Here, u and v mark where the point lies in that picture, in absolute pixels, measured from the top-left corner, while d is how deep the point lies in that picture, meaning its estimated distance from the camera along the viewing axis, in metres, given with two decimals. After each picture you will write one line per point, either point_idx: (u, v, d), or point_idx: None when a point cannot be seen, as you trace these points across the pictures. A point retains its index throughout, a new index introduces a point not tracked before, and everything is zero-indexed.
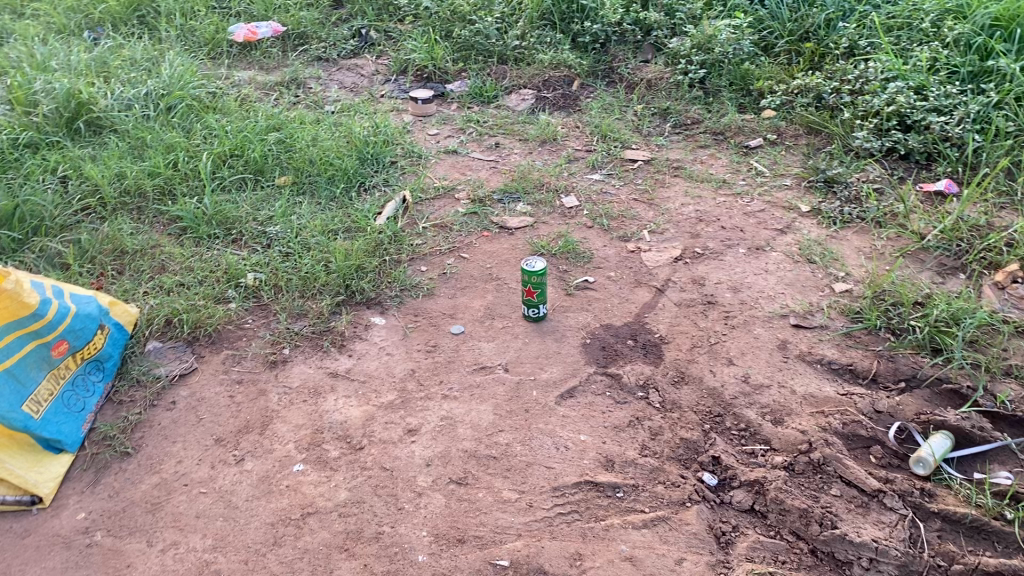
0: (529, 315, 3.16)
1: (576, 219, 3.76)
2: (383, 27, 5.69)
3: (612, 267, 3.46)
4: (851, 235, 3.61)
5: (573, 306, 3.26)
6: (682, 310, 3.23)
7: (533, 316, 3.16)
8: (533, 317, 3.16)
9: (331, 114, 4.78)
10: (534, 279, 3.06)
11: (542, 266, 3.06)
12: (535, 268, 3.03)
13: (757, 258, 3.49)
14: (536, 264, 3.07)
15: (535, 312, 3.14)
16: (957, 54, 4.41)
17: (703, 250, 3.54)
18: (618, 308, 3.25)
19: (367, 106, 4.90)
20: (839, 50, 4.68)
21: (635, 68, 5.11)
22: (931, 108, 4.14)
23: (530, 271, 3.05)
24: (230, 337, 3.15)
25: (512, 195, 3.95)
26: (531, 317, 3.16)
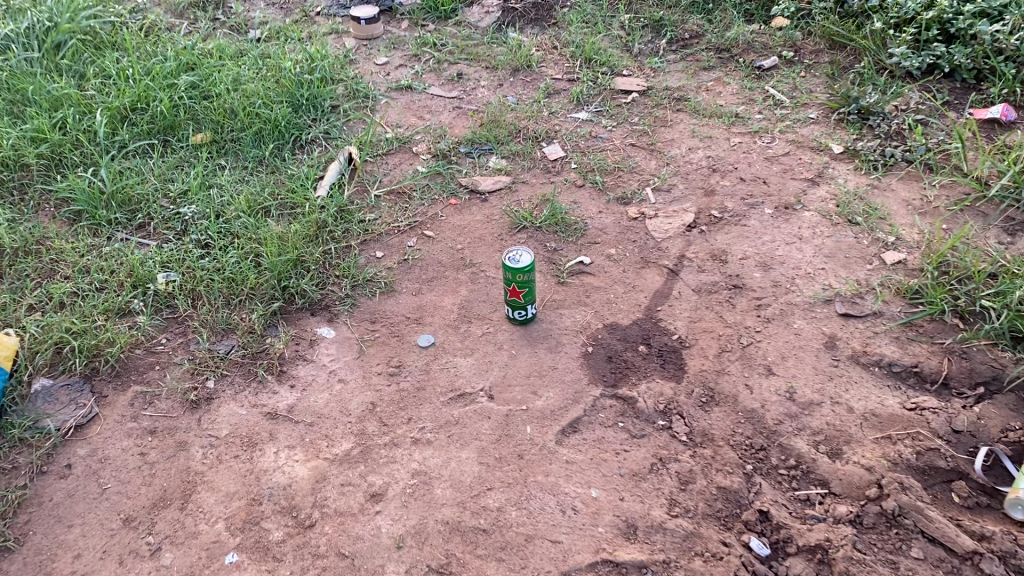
0: (515, 318, 2.54)
1: (562, 176, 3.08)
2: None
3: (612, 243, 2.82)
4: (897, 184, 2.97)
5: (568, 301, 2.63)
6: (703, 299, 2.61)
7: (522, 319, 2.54)
8: (519, 320, 2.54)
9: (257, 43, 3.97)
10: (520, 277, 2.43)
11: (529, 259, 2.43)
12: (519, 266, 2.41)
13: (787, 221, 2.86)
14: (520, 255, 2.45)
15: (525, 315, 2.53)
16: None
17: (720, 213, 2.90)
18: (625, 301, 2.62)
19: (300, 30, 4.08)
20: None
21: None
22: (978, 12, 3.42)
23: (513, 271, 2.42)
24: (139, 366, 2.49)
25: (481, 146, 3.25)
26: (519, 320, 2.55)
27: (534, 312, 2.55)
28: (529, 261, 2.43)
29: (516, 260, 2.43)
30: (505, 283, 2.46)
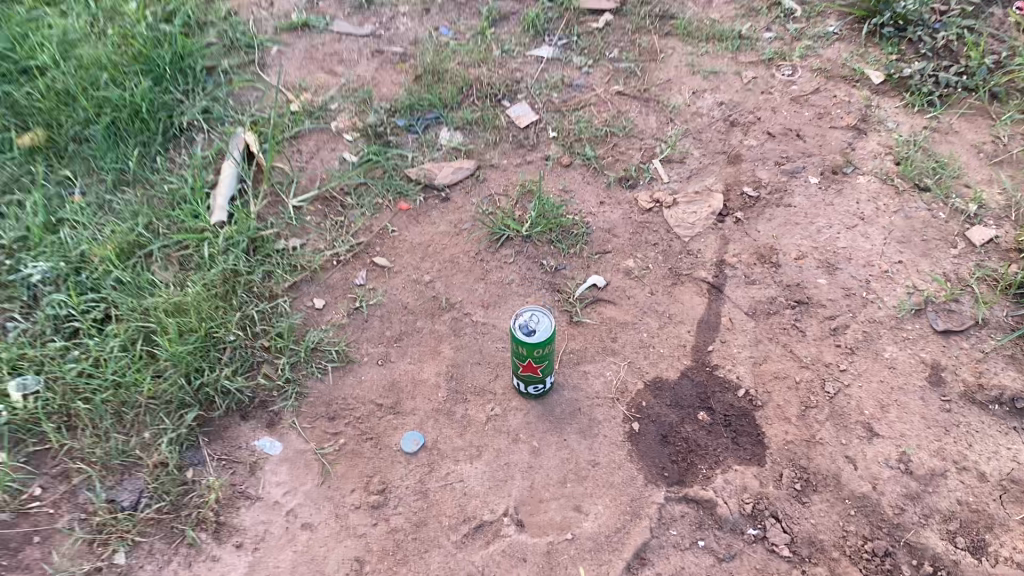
0: (525, 390, 1.88)
1: (541, 152, 2.35)
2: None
3: (627, 251, 2.14)
4: (960, 125, 2.37)
5: (591, 352, 1.97)
6: (763, 328, 2.00)
7: (537, 391, 1.88)
8: (533, 394, 1.88)
9: None
10: (537, 352, 1.74)
11: (549, 326, 1.74)
12: (538, 341, 1.71)
13: (840, 193, 2.23)
14: (535, 319, 1.75)
15: (541, 386, 1.86)
16: None
17: (756, 189, 2.24)
18: (664, 343, 1.98)
19: None
20: None
21: None
22: None
23: (529, 348, 1.72)
24: (8, 541, 1.69)
25: (424, 114, 2.46)
26: (530, 393, 1.88)
27: (552, 378, 1.89)
28: (550, 330, 1.73)
29: (530, 330, 1.73)
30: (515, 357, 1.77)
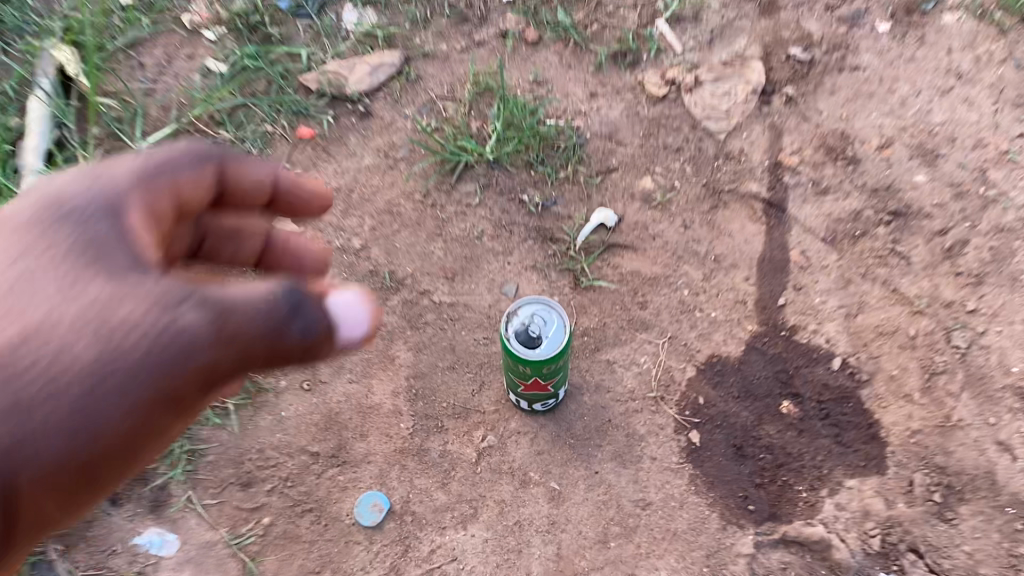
0: (523, 407, 1.28)
1: (494, 27, 1.64)
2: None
3: (640, 165, 1.48)
4: None
5: (612, 331, 1.36)
6: (850, 261, 1.39)
7: (541, 408, 1.27)
8: (538, 411, 1.28)
9: None
10: (547, 368, 1.13)
11: (563, 331, 1.11)
12: (542, 358, 1.10)
13: (923, 41, 1.57)
14: (539, 318, 1.12)
15: (548, 403, 1.26)
16: None
17: (806, 50, 1.58)
18: (714, 303, 1.37)
19: None
20: None
21: None
22: None
23: (528, 367, 1.11)
24: None
25: None
26: (530, 410, 1.28)
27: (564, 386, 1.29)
28: (564, 339, 1.11)
29: (530, 338, 1.11)
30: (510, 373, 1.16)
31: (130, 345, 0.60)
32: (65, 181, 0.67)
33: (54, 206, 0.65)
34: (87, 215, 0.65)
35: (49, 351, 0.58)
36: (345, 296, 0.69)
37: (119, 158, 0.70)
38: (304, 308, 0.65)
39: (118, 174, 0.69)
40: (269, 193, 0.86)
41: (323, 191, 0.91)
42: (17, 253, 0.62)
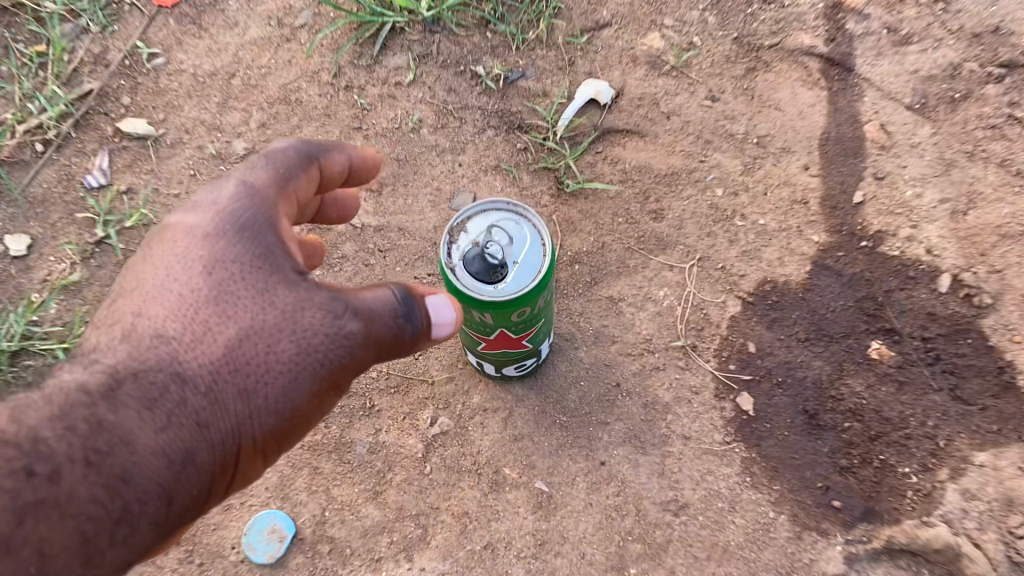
0: (488, 372, 0.86)
1: None
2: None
3: (640, 16, 1.05)
4: None
5: (615, 254, 0.94)
6: (951, 133, 0.96)
7: (517, 373, 0.86)
8: (512, 376, 0.86)
9: None
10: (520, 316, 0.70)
11: (540, 255, 0.69)
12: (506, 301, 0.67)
13: None
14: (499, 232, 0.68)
15: (528, 364, 0.84)
16: None
17: None
18: (759, 205, 0.95)
19: None
20: None
21: None
22: None
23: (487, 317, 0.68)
24: None
25: None
26: (500, 377, 0.86)
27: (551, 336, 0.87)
28: (543, 267, 0.68)
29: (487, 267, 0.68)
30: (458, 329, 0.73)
31: (282, 359, 0.51)
32: (197, 206, 0.54)
33: (190, 236, 0.52)
34: (243, 244, 0.52)
35: (235, 381, 0.50)
36: (434, 306, 0.58)
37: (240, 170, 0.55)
38: (410, 313, 0.56)
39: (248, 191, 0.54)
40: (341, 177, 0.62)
41: (379, 162, 0.65)
42: (175, 338, 0.49)
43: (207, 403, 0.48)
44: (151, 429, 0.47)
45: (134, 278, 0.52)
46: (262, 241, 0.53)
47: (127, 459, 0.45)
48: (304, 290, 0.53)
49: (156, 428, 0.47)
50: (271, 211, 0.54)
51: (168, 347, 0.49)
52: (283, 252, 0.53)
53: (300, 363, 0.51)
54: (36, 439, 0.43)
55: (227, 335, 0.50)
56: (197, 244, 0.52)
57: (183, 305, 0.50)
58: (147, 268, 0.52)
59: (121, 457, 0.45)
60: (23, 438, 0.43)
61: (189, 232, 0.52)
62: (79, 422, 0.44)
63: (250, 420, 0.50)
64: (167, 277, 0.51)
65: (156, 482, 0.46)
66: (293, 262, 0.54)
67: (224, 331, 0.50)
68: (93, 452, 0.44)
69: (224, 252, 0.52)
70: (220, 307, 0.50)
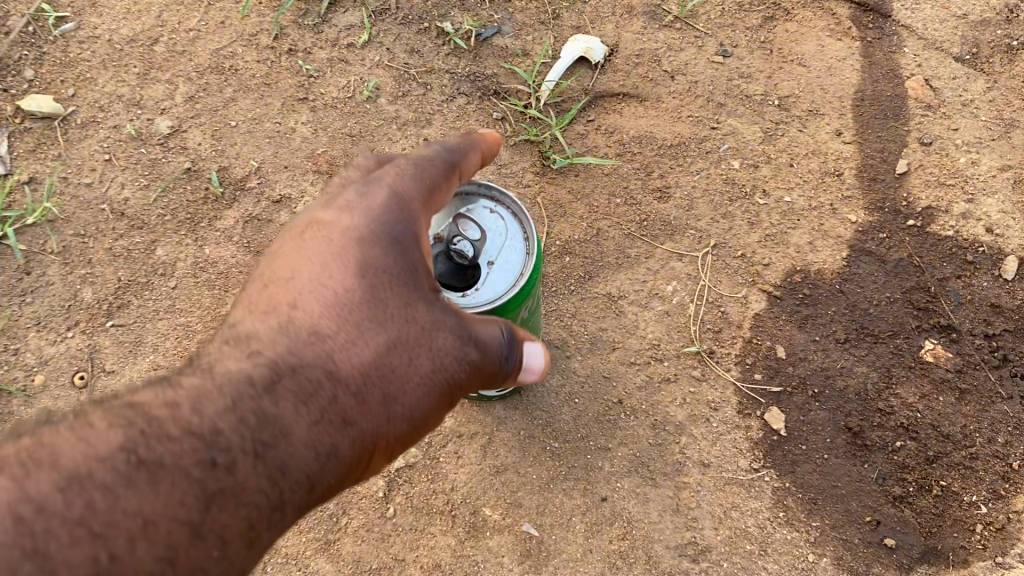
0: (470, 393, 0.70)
1: None
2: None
3: None
4: None
5: (613, 242, 0.78)
6: (1011, 87, 0.81)
7: (501, 394, 0.70)
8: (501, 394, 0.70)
9: None
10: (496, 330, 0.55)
11: (522, 256, 0.52)
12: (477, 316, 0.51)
13: None
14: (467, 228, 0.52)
15: (515, 384, 0.69)
16: None
17: None
18: (784, 179, 0.79)
19: None
20: None
21: None
22: None
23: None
24: None
25: None
26: (481, 397, 0.70)
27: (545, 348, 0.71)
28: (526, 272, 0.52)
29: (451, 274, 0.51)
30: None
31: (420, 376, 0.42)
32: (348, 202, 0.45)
33: (338, 233, 0.43)
34: (396, 252, 0.43)
35: (381, 389, 0.41)
36: (535, 347, 0.50)
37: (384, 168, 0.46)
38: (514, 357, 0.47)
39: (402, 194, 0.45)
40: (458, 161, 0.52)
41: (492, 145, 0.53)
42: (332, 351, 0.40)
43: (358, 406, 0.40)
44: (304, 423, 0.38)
45: (278, 270, 0.43)
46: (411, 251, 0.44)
47: (287, 455, 0.37)
48: (443, 307, 0.44)
49: (313, 423, 0.39)
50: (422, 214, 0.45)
51: (318, 351, 0.40)
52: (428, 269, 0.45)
53: (443, 380, 0.44)
54: (214, 430, 0.35)
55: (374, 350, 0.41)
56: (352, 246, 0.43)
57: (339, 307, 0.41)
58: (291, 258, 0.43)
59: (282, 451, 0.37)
60: (201, 428, 0.35)
61: (338, 230, 0.43)
62: (248, 414, 0.36)
63: (392, 430, 0.42)
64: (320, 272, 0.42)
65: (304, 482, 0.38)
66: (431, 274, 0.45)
67: (373, 340, 0.42)
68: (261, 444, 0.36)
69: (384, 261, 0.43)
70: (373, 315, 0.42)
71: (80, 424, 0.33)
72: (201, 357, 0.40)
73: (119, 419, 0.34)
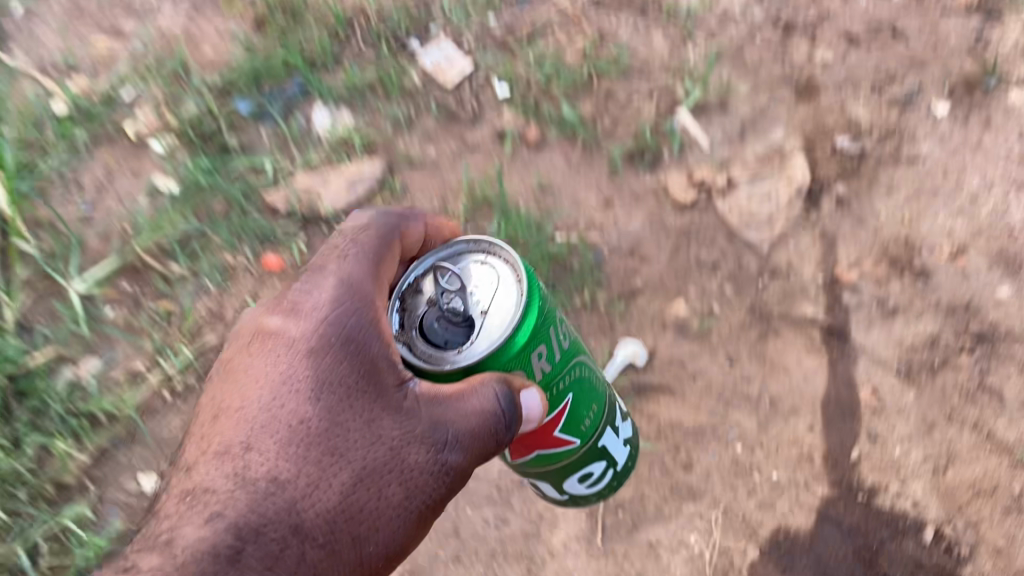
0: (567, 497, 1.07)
1: (488, 128, 1.43)
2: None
3: (670, 287, 1.27)
4: None
5: (653, 504, 1.19)
6: (933, 399, 1.17)
7: (591, 492, 1.06)
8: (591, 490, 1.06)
9: None
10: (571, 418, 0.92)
11: (517, 294, 0.81)
12: (469, 362, 0.79)
13: (988, 126, 1.35)
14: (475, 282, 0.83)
15: (595, 474, 1.04)
16: None
17: (854, 139, 1.36)
18: (771, 462, 1.18)
19: None
20: None
21: None
22: None
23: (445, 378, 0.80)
24: None
25: (284, 87, 1.46)
26: (575, 496, 1.07)
27: (624, 447, 1.04)
28: (522, 302, 0.80)
29: (460, 331, 0.81)
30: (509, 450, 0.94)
31: (389, 499, 0.75)
32: (301, 322, 0.79)
33: (285, 347, 0.78)
34: (342, 359, 0.77)
35: (352, 528, 0.74)
36: (523, 391, 0.79)
37: (333, 251, 0.83)
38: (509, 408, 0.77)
39: (336, 281, 0.80)
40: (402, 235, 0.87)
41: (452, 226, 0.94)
42: (295, 470, 0.74)
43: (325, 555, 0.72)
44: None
45: (254, 381, 0.78)
46: (355, 357, 0.77)
47: None
48: (408, 405, 0.77)
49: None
50: (369, 297, 0.79)
51: (283, 484, 0.73)
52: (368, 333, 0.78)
53: (418, 477, 0.76)
54: None
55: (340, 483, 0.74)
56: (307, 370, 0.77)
57: (301, 432, 0.75)
58: (238, 394, 0.77)
59: None
60: None
61: (291, 344, 0.78)
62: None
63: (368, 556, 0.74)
64: (279, 394, 0.76)
65: None
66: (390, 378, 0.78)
67: (338, 466, 0.74)
68: None
69: (319, 359, 0.78)
70: (333, 443, 0.75)
71: None
72: (183, 495, 0.74)
73: None
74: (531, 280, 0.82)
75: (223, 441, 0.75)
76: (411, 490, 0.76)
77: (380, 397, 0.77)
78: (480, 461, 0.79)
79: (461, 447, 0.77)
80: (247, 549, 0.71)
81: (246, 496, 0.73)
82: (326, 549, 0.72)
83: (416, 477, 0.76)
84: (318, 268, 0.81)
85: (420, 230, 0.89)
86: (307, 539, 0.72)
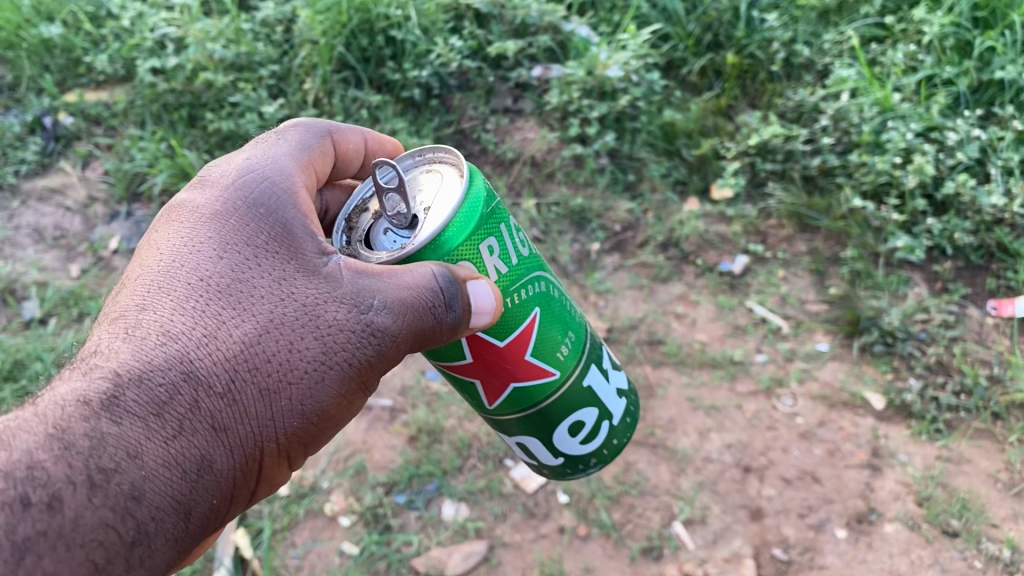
0: (576, 455, 1.70)
1: (554, 522, 2.26)
2: (75, 107, 3.58)
3: None
4: (987, 441, 2.37)
5: None
6: None
7: (590, 440, 1.69)
8: (582, 453, 1.70)
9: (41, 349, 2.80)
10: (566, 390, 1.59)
11: (461, 180, 1.40)
12: (416, 247, 1.35)
13: (870, 547, 2.16)
14: (421, 188, 1.46)
15: (585, 421, 1.66)
16: (945, 61, 3.07)
17: (785, 550, 2.17)
18: None
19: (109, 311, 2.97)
20: (775, 66, 3.26)
21: (497, 107, 3.39)
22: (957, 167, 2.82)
23: (400, 264, 1.36)
24: None
25: (424, 486, 2.37)
26: (578, 453, 1.69)
27: (609, 389, 1.70)
28: (459, 200, 1.38)
29: (406, 229, 1.41)
30: (523, 400, 1.55)
31: (289, 349, 1.25)
32: (207, 207, 1.34)
33: (198, 223, 1.32)
34: (251, 241, 1.31)
35: (243, 371, 1.21)
36: (479, 281, 1.36)
37: (248, 164, 1.42)
38: (452, 286, 1.31)
39: (247, 176, 1.39)
40: (330, 137, 1.60)
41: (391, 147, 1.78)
42: (196, 305, 1.22)
43: (221, 400, 1.19)
44: (169, 436, 1.13)
45: (167, 255, 1.28)
46: (262, 220, 1.34)
47: (146, 459, 1.10)
48: (312, 274, 1.31)
49: (167, 433, 1.13)
50: (276, 187, 1.39)
51: (187, 337, 1.19)
52: (271, 203, 1.36)
53: (318, 327, 1.27)
54: (102, 437, 1.08)
55: (236, 335, 1.22)
56: (212, 242, 1.29)
57: (205, 288, 1.24)
58: (152, 264, 1.28)
59: (133, 467, 1.09)
60: (71, 436, 1.07)
61: (204, 218, 1.33)
62: (104, 432, 1.09)
63: (270, 403, 1.23)
64: (183, 255, 1.27)
65: (184, 462, 1.14)
66: (287, 252, 1.32)
67: (242, 324, 1.23)
68: (104, 469, 1.07)
69: (220, 223, 1.31)
70: (234, 292, 1.25)
71: (22, 427, 1.07)
72: (101, 340, 1.19)
73: (37, 427, 1.07)
74: (472, 175, 1.43)
75: (132, 303, 1.22)
76: (308, 341, 1.26)
77: (279, 261, 1.30)
78: (395, 320, 1.30)
79: (378, 308, 1.29)
80: (136, 392, 1.12)
81: (143, 336, 1.17)
82: (218, 393, 1.18)
83: (311, 329, 1.26)
84: (232, 173, 1.40)
85: (356, 141, 1.66)
86: (201, 387, 1.17)
